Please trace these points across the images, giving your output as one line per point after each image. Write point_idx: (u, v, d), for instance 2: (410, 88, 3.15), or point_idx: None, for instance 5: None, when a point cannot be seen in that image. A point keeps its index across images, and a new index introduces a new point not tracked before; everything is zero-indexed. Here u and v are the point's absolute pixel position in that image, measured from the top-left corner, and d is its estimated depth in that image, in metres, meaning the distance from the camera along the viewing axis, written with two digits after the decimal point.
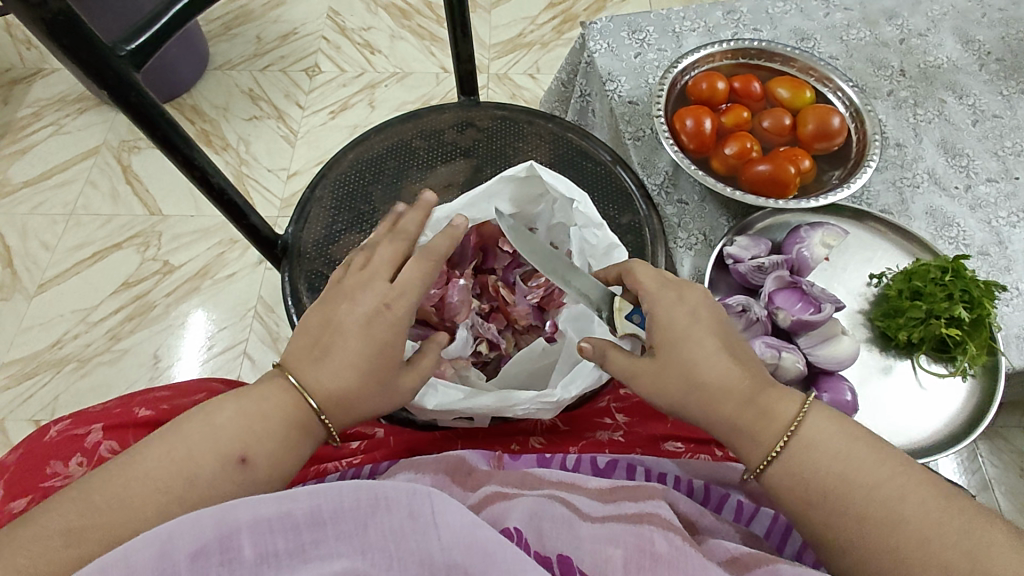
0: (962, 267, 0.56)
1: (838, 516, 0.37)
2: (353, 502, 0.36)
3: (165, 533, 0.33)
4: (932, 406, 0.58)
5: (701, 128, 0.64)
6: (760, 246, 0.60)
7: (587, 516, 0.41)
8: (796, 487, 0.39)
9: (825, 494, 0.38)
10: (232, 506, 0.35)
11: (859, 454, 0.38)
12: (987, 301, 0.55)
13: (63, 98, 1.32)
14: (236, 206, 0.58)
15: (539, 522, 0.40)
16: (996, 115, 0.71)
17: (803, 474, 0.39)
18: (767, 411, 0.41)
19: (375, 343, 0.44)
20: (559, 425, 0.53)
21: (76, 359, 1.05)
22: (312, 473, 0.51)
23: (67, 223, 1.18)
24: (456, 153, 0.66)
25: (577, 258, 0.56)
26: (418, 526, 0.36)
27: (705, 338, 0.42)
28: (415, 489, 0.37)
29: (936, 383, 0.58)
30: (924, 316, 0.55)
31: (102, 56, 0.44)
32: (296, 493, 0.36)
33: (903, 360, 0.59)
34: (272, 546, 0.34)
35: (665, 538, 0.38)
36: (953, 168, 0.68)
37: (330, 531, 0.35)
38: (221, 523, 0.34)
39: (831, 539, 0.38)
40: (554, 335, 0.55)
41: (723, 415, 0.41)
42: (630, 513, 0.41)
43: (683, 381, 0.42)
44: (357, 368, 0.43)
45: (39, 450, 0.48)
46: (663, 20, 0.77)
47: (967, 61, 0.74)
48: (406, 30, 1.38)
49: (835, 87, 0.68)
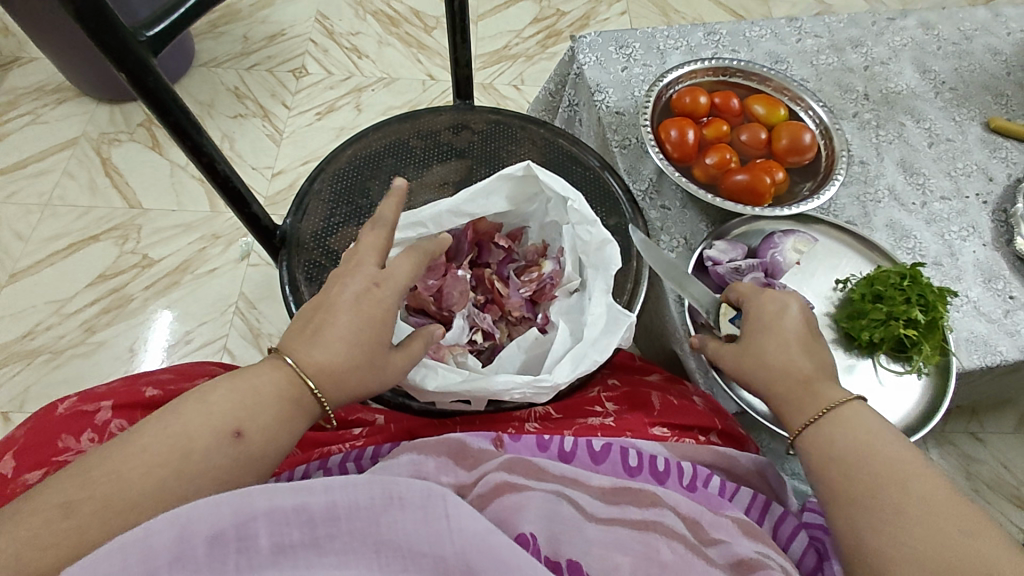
0: (918, 274, 0.61)
1: (862, 474, 0.43)
2: (367, 500, 0.37)
3: (183, 517, 0.34)
4: (890, 402, 0.61)
5: (684, 139, 0.68)
6: (737, 250, 0.64)
7: (593, 517, 0.45)
8: (823, 449, 0.46)
9: (854, 459, 0.44)
10: (248, 495, 0.36)
11: (895, 443, 0.44)
12: (939, 305, 0.60)
13: (42, 88, 1.30)
14: (239, 195, 0.60)
15: (552, 524, 0.44)
16: (949, 139, 0.77)
17: (835, 439, 0.45)
18: (816, 393, 0.48)
19: (365, 319, 0.46)
20: (552, 412, 0.55)
21: (48, 351, 1.04)
22: (316, 454, 0.53)
23: (41, 213, 1.16)
24: (452, 153, 0.69)
25: (569, 256, 0.60)
26: (431, 526, 0.37)
27: (784, 332, 0.50)
28: (430, 491, 0.38)
29: (895, 380, 0.62)
30: (884, 317, 0.60)
31: (125, 40, 0.46)
32: (311, 486, 0.37)
33: (865, 358, 0.63)
34: (288, 537, 0.36)
35: (669, 546, 0.43)
36: (911, 185, 0.73)
37: (344, 527, 0.37)
38: (237, 511, 0.35)
39: (855, 501, 0.42)
40: (546, 325, 0.59)
41: (779, 391, 0.49)
42: (634, 518, 0.45)
43: (754, 363, 0.50)
44: (347, 342, 0.45)
45: (52, 425, 0.50)
46: (648, 37, 0.81)
47: (924, 88, 0.81)
48: (394, 36, 1.41)
49: (806, 107, 0.74)
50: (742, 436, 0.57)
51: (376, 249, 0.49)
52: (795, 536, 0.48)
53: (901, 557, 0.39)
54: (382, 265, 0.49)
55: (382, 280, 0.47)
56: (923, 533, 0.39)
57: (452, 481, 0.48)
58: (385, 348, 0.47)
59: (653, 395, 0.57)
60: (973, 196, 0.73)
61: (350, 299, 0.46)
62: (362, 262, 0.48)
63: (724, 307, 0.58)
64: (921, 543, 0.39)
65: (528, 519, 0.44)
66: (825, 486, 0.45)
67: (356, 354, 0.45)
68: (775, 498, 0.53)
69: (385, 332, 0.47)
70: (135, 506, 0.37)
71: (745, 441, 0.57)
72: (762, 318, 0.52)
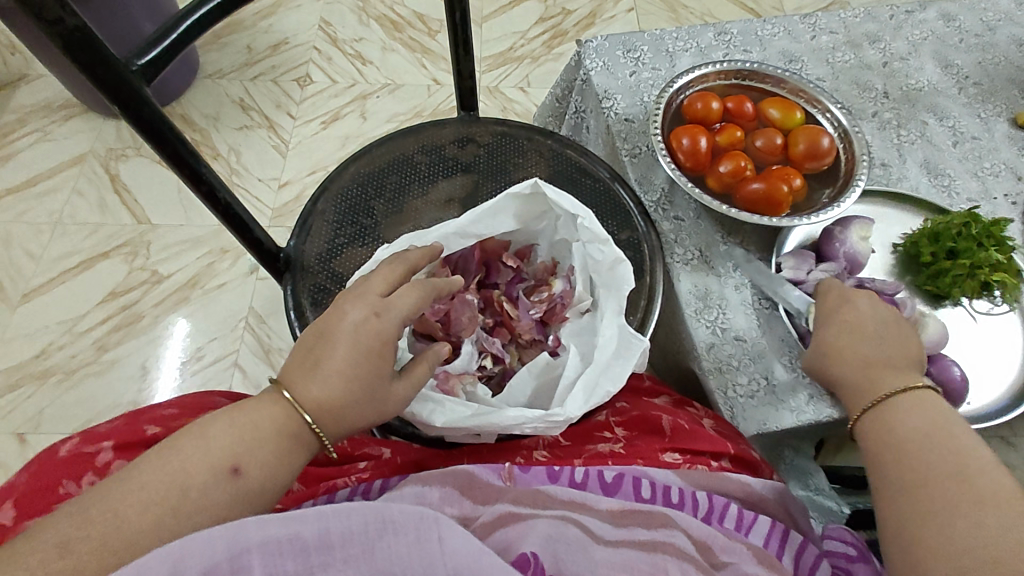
0: (975, 216, 0.61)
1: (913, 459, 0.45)
2: (361, 526, 0.37)
3: (176, 552, 0.34)
4: (990, 344, 0.61)
5: (697, 147, 0.66)
6: (807, 261, 0.62)
7: (602, 538, 0.44)
8: (880, 433, 0.48)
9: (909, 445, 0.46)
10: (240, 526, 0.35)
11: (957, 435, 0.46)
12: (1005, 239, 0.61)
13: (49, 105, 1.30)
14: (240, 220, 0.59)
15: (554, 545, 0.42)
16: (974, 136, 0.74)
17: (892, 425, 0.48)
18: (877, 382, 0.50)
19: (363, 350, 0.44)
20: (562, 440, 0.54)
21: (62, 370, 1.04)
22: (322, 488, 0.51)
23: (52, 231, 1.16)
24: (457, 168, 0.67)
25: (580, 275, 0.58)
26: (425, 552, 0.37)
27: (872, 329, 0.53)
28: (423, 513, 0.38)
29: (988, 317, 0.62)
30: (968, 270, 0.60)
31: (118, 71, 0.45)
32: (304, 515, 0.37)
33: (954, 306, 0.62)
34: (281, 568, 0.35)
35: (678, 567, 0.42)
36: (936, 187, 0.71)
37: (338, 555, 0.36)
38: (230, 544, 0.34)
39: (910, 490, 0.44)
40: (558, 349, 0.57)
41: (843, 377, 0.52)
42: (642, 540, 0.44)
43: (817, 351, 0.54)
44: (344, 374, 0.43)
45: (52, 469, 0.49)
46: (657, 40, 0.79)
47: (947, 84, 0.77)
48: (397, 41, 1.39)
49: (824, 109, 0.71)
50: (755, 460, 0.55)
51: (384, 277, 0.48)
52: (817, 566, 0.46)
53: (933, 539, 0.41)
54: (386, 294, 0.48)
55: (382, 310, 0.45)
56: (962, 525, 0.40)
57: (457, 512, 0.46)
58: (387, 377, 0.46)
59: (664, 418, 0.55)
60: (1002, 197, 0.70)
61: (349, 331, 0.44)
62: (368, 291, 0.47)
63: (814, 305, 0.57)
64: (959, 532, 0.40)
65: (529, 540, 0.42)
66: (878, 467, 0.47)
67: (356, 388, 0.44)
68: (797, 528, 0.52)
69: (387, 363, 0.45)
70: (130, 544, 0.36)
71: (760, 465, 0.55)
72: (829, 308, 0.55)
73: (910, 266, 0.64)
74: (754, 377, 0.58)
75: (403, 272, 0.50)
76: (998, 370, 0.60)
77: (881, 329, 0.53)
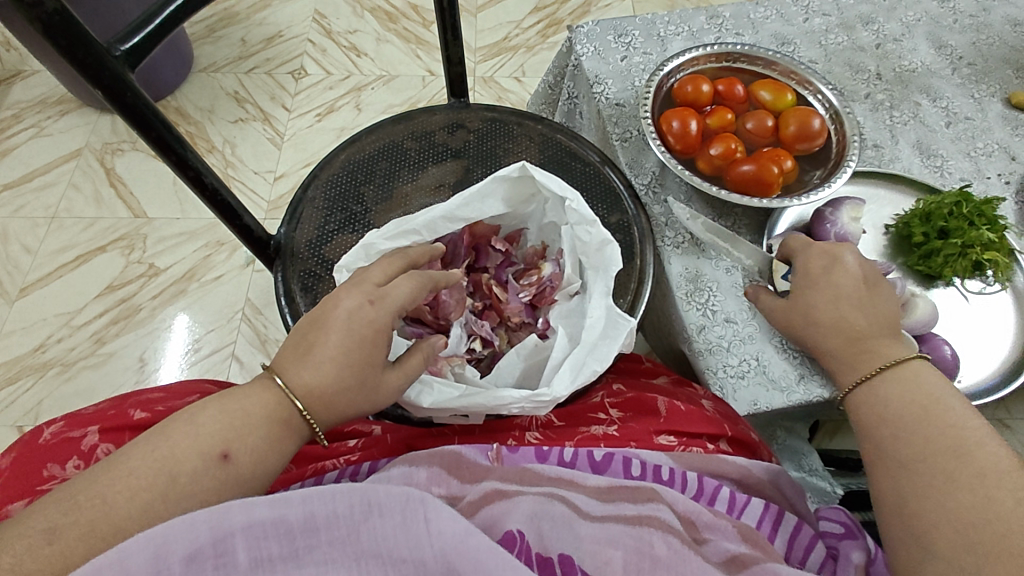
0: (967, 195, 0.61)
1: (909, 436, 0.46)
2: (346, 508, 0.37)
3: (159, 536, 0.34)
4: (983, 325, 0.61)
5: (687, 130, 0.65)
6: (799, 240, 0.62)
7: (587, 514, 0.44)
8: (875, 407, 0.49)
9: (905, 419, 0.47)
10: (223, 510, 0.35)
11: (954, 407, 0.46)
12: (997, 218, 0.61)
13: (44, 100, 1.30)
14: (230, 207, 0.59)
15: (539, 522, 0.43)
16: (968, 117, 0.73)
17: (886, 399, 0.48)
18: (870, 352, 0.51)
19: (356, 338, 0.44)
20: (555, 420, 0.54)
21: (60, 363, 1.04)
22: (311, 470, 0.51)
23: (49, 226, 1.17)
24: (447, 154, 0.67)
25: (569, 258, 0.58)
26: (410, 533, 0.37)
27: (855, 301, 0.52)
28: (409, 495, 0.38)
29: (980, 297, 0.62)
30: (960, 249, 0.59)
31: (100, 56, 0.45)
32: (289, 497, 0.37)
33: (946, 287, 0.62)
34: (266, 550, 0.36)
35: (663, 541, 0.42)
36: (929, 168, 0.70)
37: (323, 538, 0.36)
38: (215, 527, 0.35)
39: (910, 463, 0.44)
40: (546, 332, 0.57)
41: (830, 347, 0.52)
42: (628, 513, 0.44)
43: (804, 318, 0.54)
44: (336, 362, 0.43)
45: (39, 454, 0.50)
46: (648, 24, 0.78)
47: (941, 65, 0.77)
48: (392, 33, 1.39)
49: (815, 90, 0.70)
50: (755, 442, 0.55)
51: (382, 269, 0.48)
52: (812, 548, 0.47)
53: (939, 518, 0.41)
54: (383, 283, 0.47)
55: (377, 298, 0.45)
56: (968, 499, 0.41)
57: (444, 492, 0.46)
58: (379, 365, 0.45)
59: (660, 400, 0.55)
60: (995, 176, 0.69)
61: (342, 318, 0.44)
62: (365, 279, 0.47)
63: (776, 263, 0.60)
64: (967, 510, 0.40)
65: (515, 518, 0.43)
66: (872, 446, 0.48)
67: (347, 376, 0.44)
68: (790, 508, 0.51)
69: (381, 351, 0.45)
70: (120, 530, 0.36)
71: (757, 447, 0.56)
72: (811, 274, 0.55)
73: (902, 247, 0.64)
74: (744, 358, 0.58)
75: (401, 265, 0.50)
76: (991, 349, 0.60)
77: (867, 299, 0.53)
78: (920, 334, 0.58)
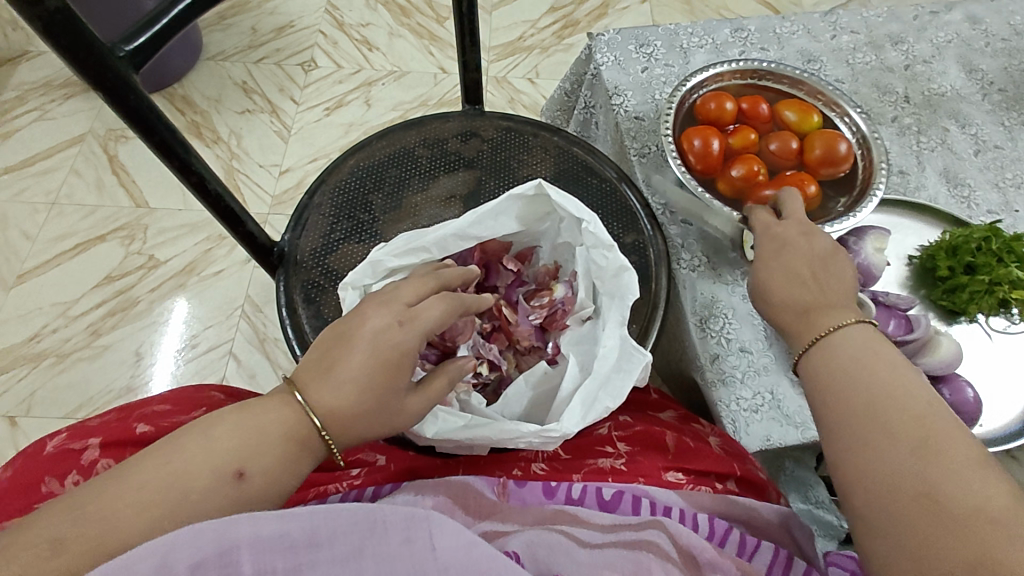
0: (996, 231, 0.59)
1: (852, 401, 0.42)
2: (351, 525, 0.36)
3: (168, 543, 0.32)
4: (1006, 365, 0.59)
5: (708, 149, 0.63)
6: None
7: (586, 543, 0.43)
8: (823, 369, 0.45)
9: (850, 383, 0.43)
10: (231, 521, 0.33)
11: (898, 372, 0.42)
12: None
13: (49, 83, 1.28)
14: (233, 214, 0.58)
15: (535, 545, 0.42)
16: (997, 145, 0.71)
17: (834, 361, 0.44)
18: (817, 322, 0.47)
19: (380, 360, 0.42)
20: (562, 453, 0.52)
21: (54, 354, 1.02)
22: (312, 494, 0.49)
23: (49, 212, 1.15)
24: (459, 163, 0.65)
25: (583, 281, 0.56)
26: (413, 550, 0.36)
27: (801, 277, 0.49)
28: (413, 513, 0.37)
29: (1004, 335, 0.60)
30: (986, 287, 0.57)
31: (102, 57, 0.43)
32: (296, 511, 0.35)
33: (969, 323, 0.60)
34: (271, 566, 0.33)
35: (661, 566, 0.41)
36: (955, 198, 0.68)
37: (326, 554, 0.34)
38: (221, 538, 0.33)
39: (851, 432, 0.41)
40: (557, 357, 0.55)
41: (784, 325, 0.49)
42: (630, 540, 0.43)
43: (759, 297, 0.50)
44: (358, 384, 0.41)
45: (38, 465, 0.48)
46: (671, 35, 0.76)
47: (970, 90, 0.75)
48: (405, 28, 1.36)
49: (842, 113, 0.68)
50: (762, 482, 0.53)
51: (415, 287, 0.45)
52: None
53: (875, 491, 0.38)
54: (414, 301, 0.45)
55: (406, 320, 0.43)
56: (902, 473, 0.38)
57: None
58: (401, 389, 0.43)
59: (669, 435, 0.53)
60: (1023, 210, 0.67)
61: (369, 338, 0.42)
62: (395, 297, 0.44)
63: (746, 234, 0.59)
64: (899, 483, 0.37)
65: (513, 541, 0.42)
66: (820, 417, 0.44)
67: (369, 398, 0.42)
68: (800, 554, 0.49)
69: (405, 373, 0.43)
70: (125, 547, 0.34)
71: (765, 487, 0.54)
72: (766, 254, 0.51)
73: (925, 280, 0.62)
74: (758, 391, 0.56)
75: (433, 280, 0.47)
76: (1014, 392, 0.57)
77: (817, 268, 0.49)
78: (944, 372, 0.56)
